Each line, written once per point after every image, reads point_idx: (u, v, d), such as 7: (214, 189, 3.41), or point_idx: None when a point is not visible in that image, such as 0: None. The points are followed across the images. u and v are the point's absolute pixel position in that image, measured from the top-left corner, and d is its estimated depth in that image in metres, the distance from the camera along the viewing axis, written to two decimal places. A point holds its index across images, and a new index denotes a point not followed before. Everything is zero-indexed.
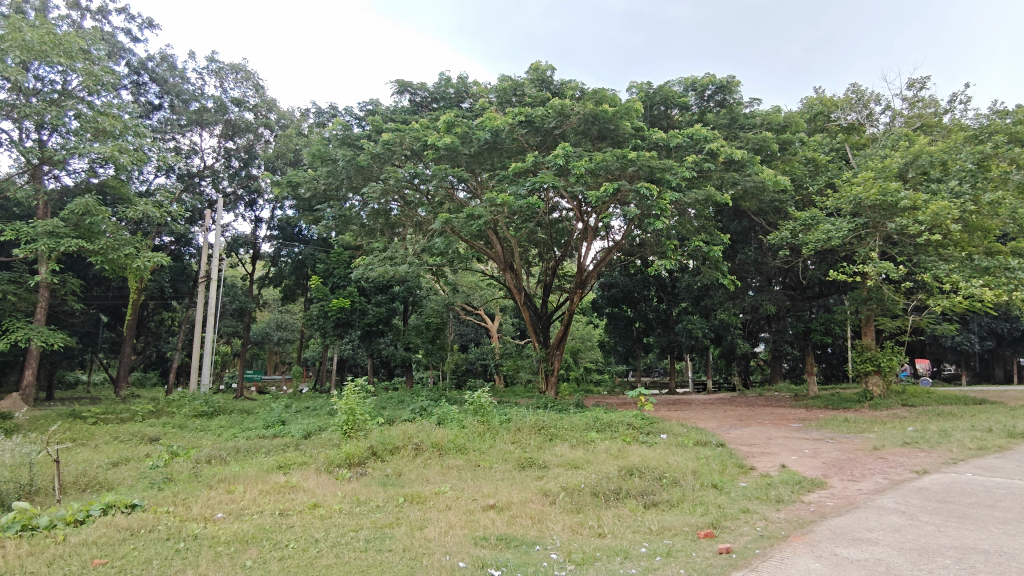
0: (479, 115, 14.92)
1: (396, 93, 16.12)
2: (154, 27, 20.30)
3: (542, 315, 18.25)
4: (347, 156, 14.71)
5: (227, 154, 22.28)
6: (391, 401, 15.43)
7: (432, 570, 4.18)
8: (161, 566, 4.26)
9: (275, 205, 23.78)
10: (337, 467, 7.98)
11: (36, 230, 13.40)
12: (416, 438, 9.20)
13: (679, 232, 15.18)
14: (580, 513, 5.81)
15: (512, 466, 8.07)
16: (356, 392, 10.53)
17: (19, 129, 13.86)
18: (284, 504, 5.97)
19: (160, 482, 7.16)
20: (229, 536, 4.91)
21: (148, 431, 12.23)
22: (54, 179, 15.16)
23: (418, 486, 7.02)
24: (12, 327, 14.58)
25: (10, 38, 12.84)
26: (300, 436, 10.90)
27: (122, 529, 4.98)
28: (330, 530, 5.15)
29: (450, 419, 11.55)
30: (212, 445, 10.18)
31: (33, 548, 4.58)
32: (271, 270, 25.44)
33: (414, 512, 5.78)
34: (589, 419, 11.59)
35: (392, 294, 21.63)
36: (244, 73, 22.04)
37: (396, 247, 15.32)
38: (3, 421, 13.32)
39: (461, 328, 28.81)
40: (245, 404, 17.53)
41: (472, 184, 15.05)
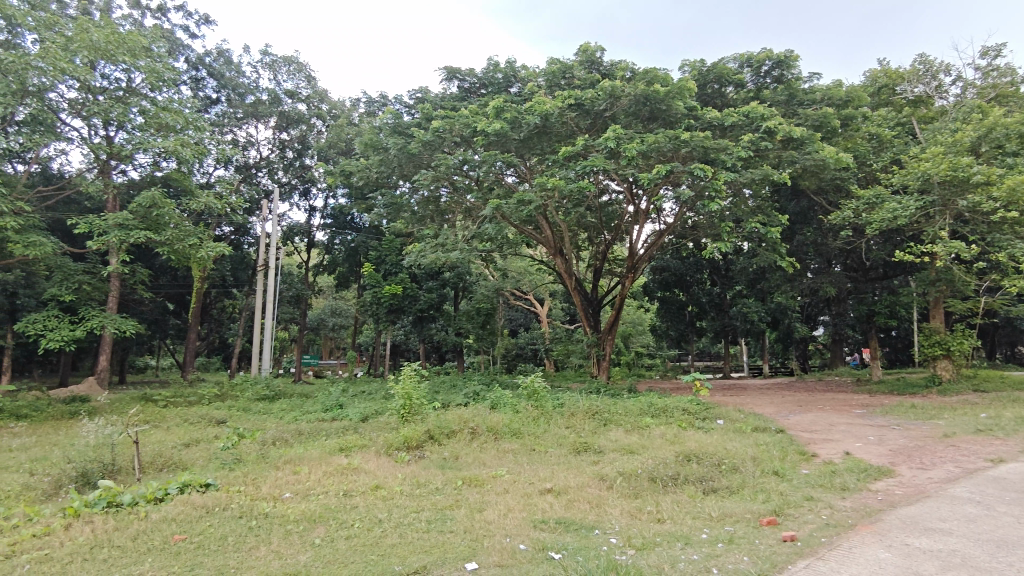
0: (527, 99, 14.89)
1: (445, 80, 16.22)
2: (210, 23, 20.89)
3: (593, 299, 18.13)
4: (398, 144, 14.94)
5: (282, 145, 22.93)
6: (445, 385, 15.69)
7: (493, 552, 4.25)
8: (236, 542, 4.48)
9: (329, 194, 24.25)
10: (396, 449, 8.19)
11: (107, 223, 14.11)
12: (472, 421, 9.34)
13: (734, 213, 14.78)
14: (638, 498, 5.80)
15: (567, 451, 8.09)
16: (412, 377, 10.73)
17: (89, 126, 14.55)
18: (348, 485, 6.18)
19: (231, 462, 7.50)
20: (298, 515, 5.11)
21: (215, 414, 12.78)
22: (122, 173, 15.86)
23: (476, 469, 7.14)
24: (87, 315, 15.44)
25: (78, 39, 13.43)
26: (358, 420, 11.22)
27: (199, 507, 5.24)
28: (392, 510, 5.30)
29: (504, 403, 11.67)
30: (276, 427, 10.59)
31: (119, 523, 4.87)
32: (326, 257, 26.06)
33: (474, 494, 5.88)
34: (643, 404, 11.52)
35: (443, 280, 21.87)
36: (296, 65, 22.54)
37: (447, 234, 15.37)
38: (84, 405, 14.16)
39: (511, 313, 29.02)
40: (304, 388, 18.12)
41: (521, 169, 15.01)
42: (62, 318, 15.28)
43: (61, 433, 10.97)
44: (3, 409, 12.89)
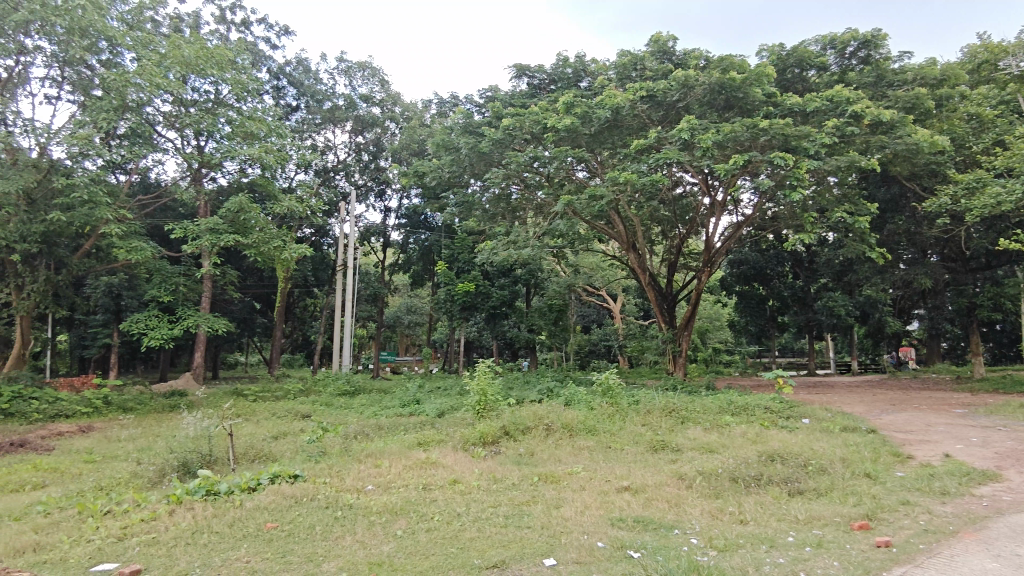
0: (597, 93, 14.76)
1: (515, 78, 16.29)
2: (289, 33, 21.81)
3: (667, 294, 17.75)
4: (469, 144, 15.12)
5: (358, 148, 23.66)
6: (519, 381, 15.80)
7: (572, 549, 4.25)
8: (324, 531, 4.67)
9: (403, 194, 24.85)
10: (473, 445, 8.31)
11: (200, 228, 15.02)
12: (547, 418, 9.33)
13: (817, 202, 14.11)
14: (719, 498, 5.66)
15: (644, 449, 7.98)
16: (487, 373, 10.86)
17: (182, 138, 15.51)
18: (427, 479, 6.32)
19: (317, 455, 7.83)
20: (381, 507, 5.27)
21: (301, 409, 13.34)
22: (212, 180, 16.82)
23: (551, 465, 7.16)
24: (184, 315, 16.43)
25: (171, 55, 14.33)
26: (434, 415, 11.46)
27: (289, 497, 5.50)
28: (470, 505, 5.38)
29: (578, 400, 11.64)
30: (358, 422, 10.95)
31: (218, 510, 5.19)
32: (401, 256, 26.71)
33: (550, 491, 5.89)
34: (722, 402, 11.18)
35: (515, 276, 21.98)
36: (371, 70, 23.18)
37: (518, 231, 15.45)
38: (183, 399, 15.13)
39: (584, 309, 28.90)
40: (382, 384, 18.69)
41: (592, 164, 14.88)
42: (162, 317, 16.35)
43: (163, 425, 11.77)
44: (111, 402, 13.95)
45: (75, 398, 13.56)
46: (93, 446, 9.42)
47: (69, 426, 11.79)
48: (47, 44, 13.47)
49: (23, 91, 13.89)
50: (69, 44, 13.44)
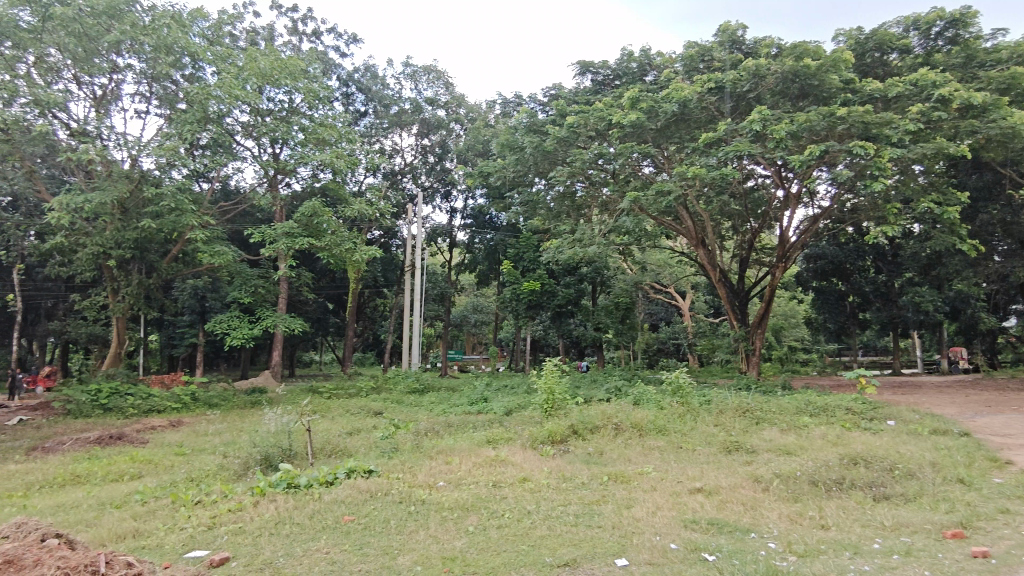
0: (663, 87, 14.48)
1: (579, 74, 16.19)
2: (358, 41, 22.46)
3: (739, 291, 17.22)
4: (533, 143, 15.13)
5: (424, 150, 24.09)
6: (586, 380, 15.73)
7: (644, 550, 4.19)
8: (398, 525, 4.79)
9: (468, 195, 25.15)
10: (541, 444, 8.32)
11: (277, 232, 15.68)
12: (616, 417, 9.23)
13: (901, 193, 13.37)
14: (798, 502, 5.45)
15: (717, 450, 7.78)
16: (555, 371, 10.84)
17: (259, 146, 16.23)
18: (496, 476, 6.37)
19: (389, 451, 8.03)
20: (453, 504, 5.36)
21: (373, 406, 13.72)
22: (287, 186, 17.52)
23: (622, 465, 7.08)
24: (263, 315, 17.18)
25: (249, 67, 15.02)
26: (502, 413, 11.55)
27: (364, 491, 5.67)
28: (541, 503, 5.40)
29: (647, 399, 11.46)
30: (428, 419, 11.14)
31: (298, 502, 5.41)
32: (467, 256, 27.03)
33: (620, 491, 5.83)
34: (800, 402, 10.76)
35: (580, 274, 21.84)
36: (436, 73, 23.56)
37: (583, 229, 15.33)
38: (264, 395, 15.83)
39: (651, 307, 28.44)
40: (450, 382, 18.95)
41: (659, 159, 14.62)
42: (243, 318, 17.15)
43: (246, 420, 12.37)
44: (198, 398, 14.75)
45: (166, 394, 14.43)
46: (182, 439, 10.00)
47: (161, 420, 12.54)
48: (136, 62, 14.36)
49: (116, 107, 14.89)
50: (156, 61, 14.27)
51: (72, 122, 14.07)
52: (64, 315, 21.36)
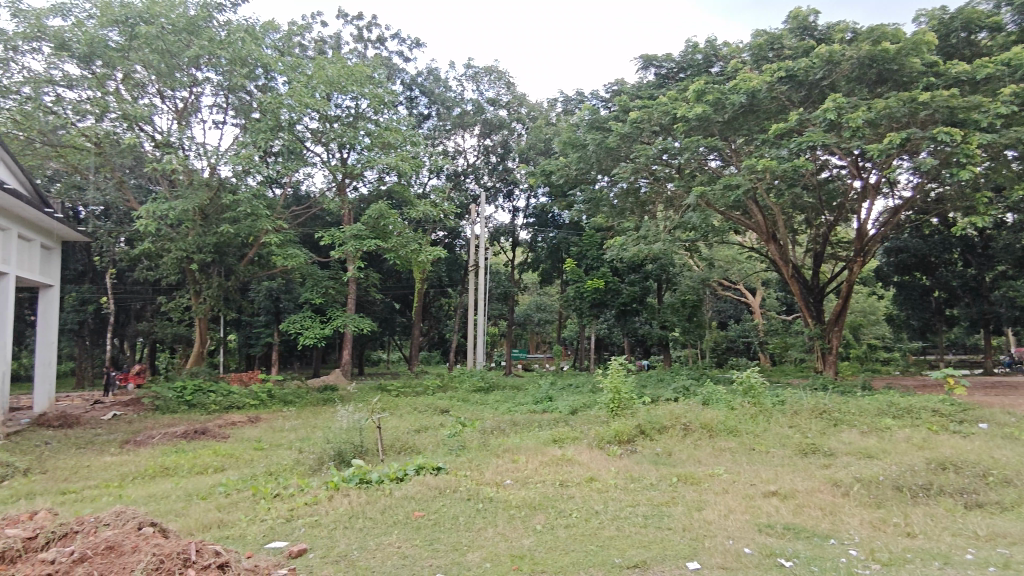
0: (731, 78, 14.07)
1: (642, 69, 15.94)
2: (420, 45, 22.85)
3: (814, 286, 16.56)
4: (596, 140, 14.97)
5: (486, 151, 24.29)
6: (652, 379, 15.47)
7: (717, 554, 4.10)
8: (467, 522, 4.86)
9: (530, 193, 25.20)
10: (608, 443, 8.25)
11: (345, 234, 16.18)
12: (685, 418, 9.06)
13: (992, 181, 12.53)
14: (881, 508, 5.20)
15: (792, 452, 7.50)
16: (620, 370, 10.71)
17: (328, 151, 16.78)
18: (562, 476, 6.36)
19: (457, 449, 8.14)
20: (520, 502, 5.39)
21: (439, 404, 13.94)
22: (355, 190, 18.03)
23: (691, 466, 6.93)
24: (334, 315, 17.75)
25: (317, 76, 15.57)
26: (568, 412, 11.51)
27: (433, 488, 5.78)
28: (609, 503, 5.35)
29: (717, 399, 11.19)
30: (494, 418, 11.24)
31: (371, 497, 5.56)
32: (530, 255, 27.07)
33: (690, 493, 5.71)
34: (882, 403, 10.27)
35: (645, 272, 21.51)
36: (497, 73, 23.70)
37: (647, 226, 15.10)
38: (336, 392, 16.37)
39: (720, 304, 27.72)
40: (514, 381, 19.05)
41: (726, 153, 14.24)
42: (315, 318, 17.77)
43: (319, 417, 12.81)
44: (274, 395, 15.38)
45: (245, 391, 15.12)
46: (261, 434, 10.45)
47: (241, 416, 13.14)
48: (214, 75, 15.11)
49: (196, 119, 15.72)
50: (231, 73, 14.95)
51: (157, 134, 14.93)
52: (152, 316, 22.69)
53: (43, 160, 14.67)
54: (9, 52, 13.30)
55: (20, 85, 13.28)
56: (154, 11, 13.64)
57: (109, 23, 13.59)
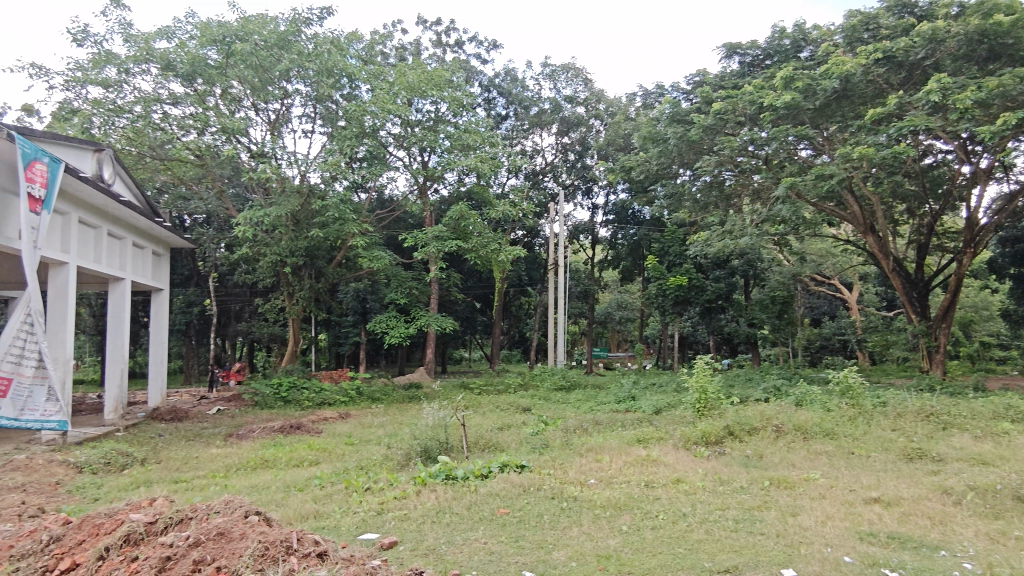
0: (822, 62, 13.41)
1: (726, 58, 15.43)
2: (498, 46, 23.07)
3: (918, 281, 15.52)
4: (677, 133, 14.62)
5: (565, 149, 24.23)
6: (740, 378, 14.95)
7: (815, 562, 3.92)
8: (551, 520, 4.88)
9: (609, 190, 24.95)
10: (695, 444, 8.05)
11: (427, 236, 16.57)
12: (777, 419, 8.73)
13: None
14: (1000, 519, 4.79)
15: (896, 457, 7.06)
16: (706, 369, 10.38)
17: (409, 155, 17.25)
18: (649, 476, 6.27)
19: (540, 447, 8.18)
20: (604, 502, 5.35)
21: (521, 402, 14.06)
22: (436, 192, 18.46)
23: (784, 470, 6.66)
24: (418, 315, 18.23)
25: (400, 82, 16.09)
26: (651, 412, 11.32)
27: (517, 485, 5.84)
28: (697, 505, 5.23)
29: (811, 400, 10.68)
30: (576, 417, 11.19)
31: (457, 493, 5.68)
32: (610, 252, 26.79)
33: (784, 497, 5.48)
34: (998, 406, 9.50)
35: (731, 268, 20.82)
36: (574, 70, 23.58)
37: (733, 220, 14.61)
38: (421, 390, 16.81)
39: (812, 300, 26.44)
40: (596, 379, 18.93)
41: (817, 141, 13.57)
42: (400, 318, 18.32)
43: (405, 414, 13.20)
44: (363, 392, 15.96)
45: (336, 388, 15.78)
46: (351, 430, 10.89)
47: (333, 412, 13.74)
48: (303, 86, 15.87)
49: (288, 129, 16.54)
50: (318, 83, 15.62)
51: (252, 145, 15.81)
52: (250, 317, 24.06)
53: (152, 173, 15.87)
54: (122, 74, 14.44)
55: (132, 104, 14.40)
56: (248, 28, 14.44)
57: (209, 42, 14.48)
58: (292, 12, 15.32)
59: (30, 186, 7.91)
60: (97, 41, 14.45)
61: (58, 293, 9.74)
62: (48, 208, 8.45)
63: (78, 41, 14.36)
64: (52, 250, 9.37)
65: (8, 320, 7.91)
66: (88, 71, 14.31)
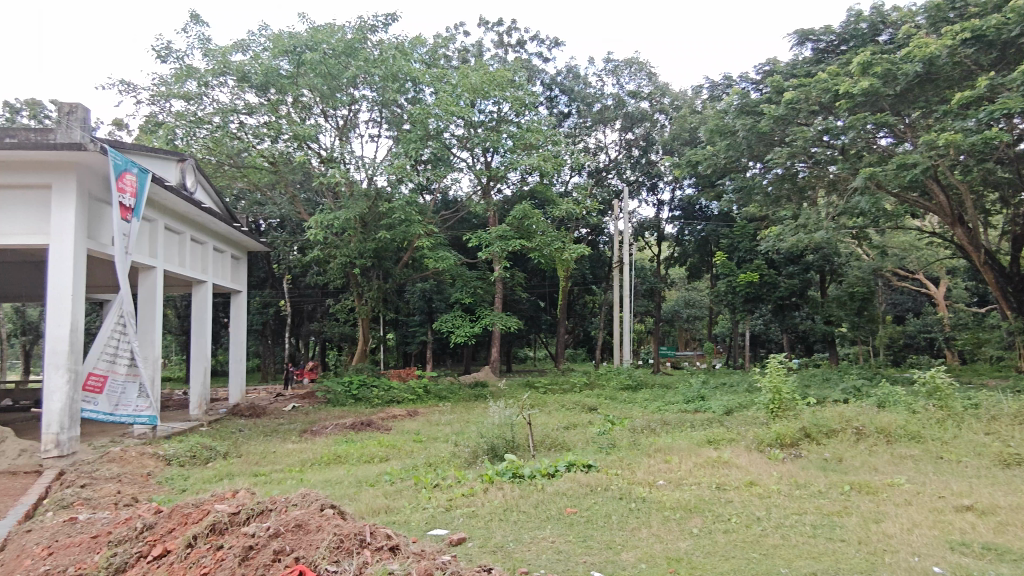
0: (902, 45, 12.74)
1: (798, 45, 14.83)
2: (560, 44, 23.01)
3: (1013, 274, 14.47)
4: (746, 126, 14.19)
5: (629, 145, 23.93)
6: (817, 378, 14.36)
7: (900, 571, 3.73)
8: (620, 521, 4.83)
9: (675, 185, 24.47)
10: (769, 446, 7.79)
11: (491, 236, 16.70)
12: (857, 421, 8.35)
13: None
14: None
15: (990, 463, 6.61)
16: (780, 369, 10.01)
17: (473, 156, 17.45)
18: (720, 478, 6.11)
19: (607, 447, 8.11)
20: (674, 503, 5.25)
21: (587, 401, 13.97)
22: (499, 192, 18.60)
23: (866, 474, 6.35)
24: (483, 314, 18.40)
25: (463, 84, 16.33)
26: (722, 412, 11.04)
27: (584, 485, 5.81)
28: (772, 509, 5.05)
29: (895, 401, 10.14)
30: (643, 416, 11.03)
31: (523, 492, 5.70)
32: (676, 249, 26.27)
33: (866, 503, 5.23)
34: None
35: (806, 263, 20.03)
36: (638, 65, 23.24)
37: (806, 213, 14.05)
38: (487, 389, 16.97)
39: (895, 296, 25.10)
40: (663, 379, 18.60)
41: (898, 129, 12.88)
42: (465, 317, 18.54)
43: (472, 412, 13.34)
44: (431, 390, 16.25)
45: (404, 386, 16.13)
46: (420, 428, 11.11)
47: (402, 410, 14.06)
48: (369, 92, 16.30)
49: (355, 134, 17.02)
50: (384, 89, 15.99)
51: (322, 151, 16.35)
52: (322, 317, 24.88)
53: (231, 180, 16.66)
54: (202, 87, 15.21)
55: (211, 116, 15.15)
56: (317, 38, 14.87)
57: (281, 53, 15.07)
58: (358, 20, 15.73)
59: (121, 196, 8.44)
60: (178, 57, 15.28)
61: (147, 295, 10.36)
62: (137, 215, 9.00)
63: (162, 58, 15.23)
64: (141, 255, 9.95)
65: (104, 320, 8.41)
66: (171, 85, 15.15)
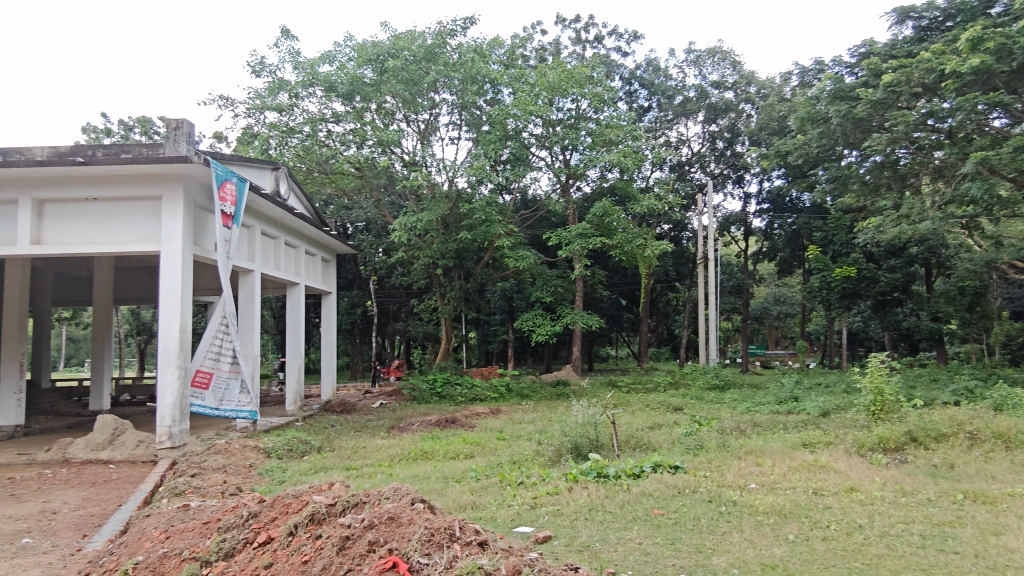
0: (1019, 17, 11.70)
1: (897, 24, 13.94)
2: (638, 37, 22.62)
3: None
4: (840, 112, 13.45)
5: (713, 137, 23.23)
6: (923, 379, 13.44)
7: None
8: (711, 524, 4.70)
9: (763, 177, 23.54)
10: (870, 450, 7.34)
11: (572, 234, 16.64)
12: (971, 425, 7.73)
13: None
14: None
15: None
16: (882, 369, 9.40)
17: (552, 155, 17.47)
18: (818, 483, 5.83)
19: (695, 448, 7.90)
20: (768, 508, 5.06)
21: (673, 401, 13.66)
22: (578, 189, 18.53)
23: (982, 483, 5.88)
24: (564, 312, 18.35)
25: (540, 83, 16.37)
26: (817, 414, 10.52)
27: (671, 487, 5.69)
28: (875, 517, 4.77)
29: (1014, 404, 9.34)
30: (732, 417, 10.69)
31: (609, 492, 5.65)
32: (764, 244, 25.28)
33: (984, 514, 4.84)
34: None
35: (909, 256, 19.02)
36: (721, 54, 22.50)
37: (909, 202, 13.17)
38: (569, 388, 16.94)
39: (1012, 290, 23.06)
40: (752, 378, 17.92)
41: (1015, 108, 11.87)
42: (547, 316, 18.56)
43: (554, 411, 13.34)
44: (513, 388, 16.38)
45: (487, 384, 16.35)
46: (504, 426, 11.22)
47: (485, 408, 14.26)
48: (449, 95, 16.60)
49: (436, 137, 17.41)
50: (463, 91, 16.22)
51: (405, 155, 16.84)
52: (407, 317, 25.59)
53: (320, 186, 17.41)
54: (293, 98, 15.99)
55: (302, 125, 15.91)
56: (399, 45, 15.30)
57: (365, 62, 15.60)
58: (438, 25, 16.05)
59: (223, 205, 9.01)
60: (271, 71, 16.14)
61: (247, 298, 10.99)
62: (237, 222, 9.57)
63: (256, 72, 16.13)
64: (241, 259, 10.57)
65: (209, 321, 9.00)
66: (265, 98, 16.03)
